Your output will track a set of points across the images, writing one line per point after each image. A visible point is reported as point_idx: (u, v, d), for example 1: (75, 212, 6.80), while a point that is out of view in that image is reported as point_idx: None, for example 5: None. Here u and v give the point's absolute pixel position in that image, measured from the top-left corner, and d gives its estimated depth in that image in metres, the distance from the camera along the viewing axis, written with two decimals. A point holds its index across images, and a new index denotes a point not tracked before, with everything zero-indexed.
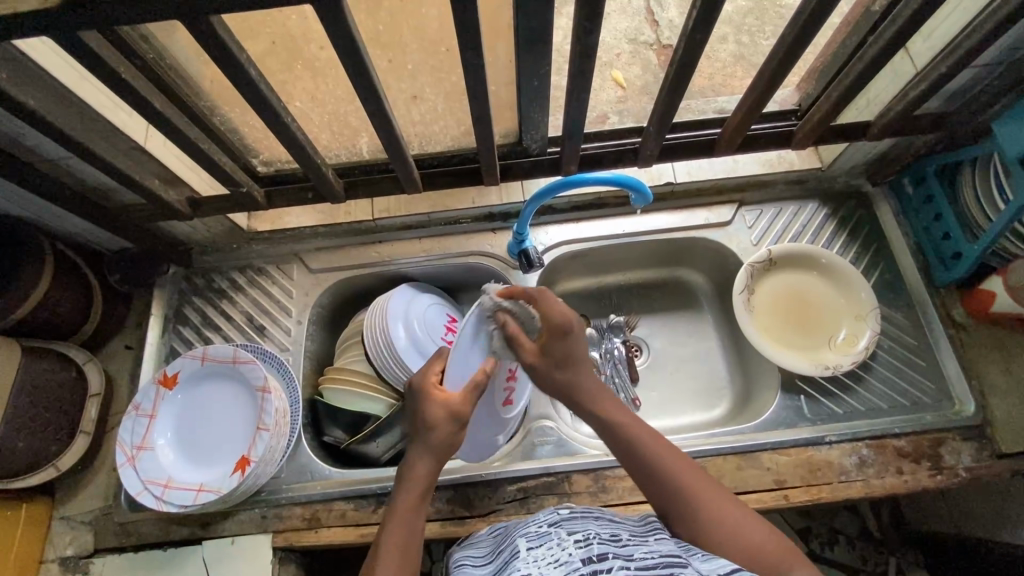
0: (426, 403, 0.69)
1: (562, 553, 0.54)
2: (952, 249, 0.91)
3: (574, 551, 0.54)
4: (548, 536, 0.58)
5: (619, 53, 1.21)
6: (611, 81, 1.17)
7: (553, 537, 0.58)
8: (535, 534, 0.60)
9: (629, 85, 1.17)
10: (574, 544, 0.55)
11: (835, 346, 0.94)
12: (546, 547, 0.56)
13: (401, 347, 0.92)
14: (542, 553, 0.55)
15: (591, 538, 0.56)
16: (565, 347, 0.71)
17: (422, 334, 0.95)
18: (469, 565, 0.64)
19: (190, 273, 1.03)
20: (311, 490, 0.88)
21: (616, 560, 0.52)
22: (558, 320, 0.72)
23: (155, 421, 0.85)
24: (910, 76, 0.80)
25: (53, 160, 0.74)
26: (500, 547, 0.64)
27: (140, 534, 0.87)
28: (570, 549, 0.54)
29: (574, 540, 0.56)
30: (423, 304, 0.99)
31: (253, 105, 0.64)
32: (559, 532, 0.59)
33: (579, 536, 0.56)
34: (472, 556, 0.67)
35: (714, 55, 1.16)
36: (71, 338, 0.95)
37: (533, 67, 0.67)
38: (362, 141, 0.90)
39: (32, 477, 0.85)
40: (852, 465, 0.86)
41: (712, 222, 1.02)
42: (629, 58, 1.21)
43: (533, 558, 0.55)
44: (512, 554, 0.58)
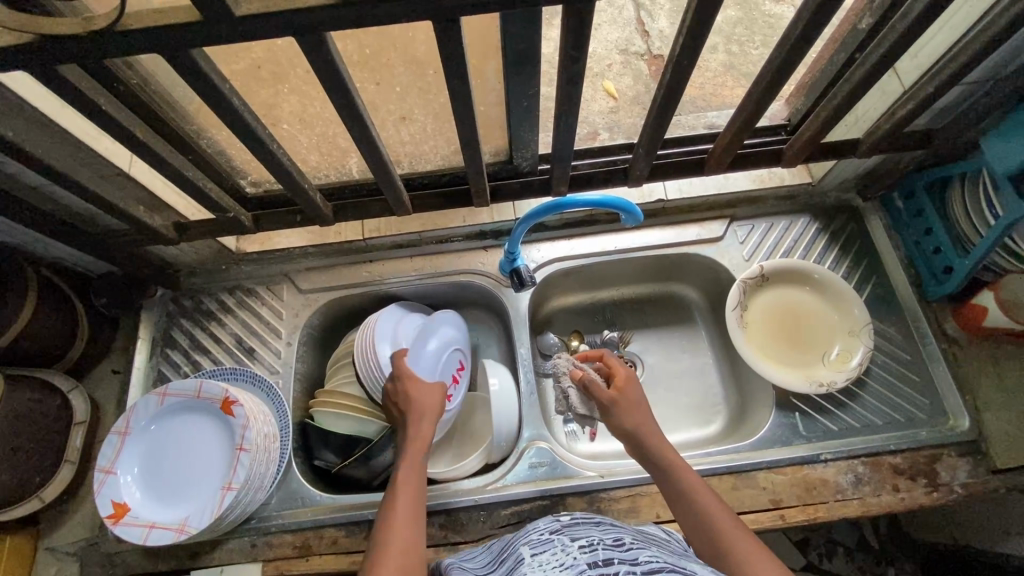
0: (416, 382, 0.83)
1: (567, 558, 0.54)
2: (943, 263, 0.91)
3: (579, 556, 0.53)
4: (552, 543, 0.58)
5: (610, 64, 1.22)
6: (603, 91, 1.17)
7: (557, 543, 0.58)
8: (539, 542, 0.60)
9: (621, 95, 1.17)
10: (579, 549, 0.54)
11: (829, 362, 0.93)
12: (551, 553, 0.56)
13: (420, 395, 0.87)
14: (547, 558, 0.55)
15: (595, 544, 0.56)
16: (632, 392, 0.79)
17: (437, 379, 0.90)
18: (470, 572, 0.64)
19: (178, 294, 1.01)
20: (300, 516, 0.86)
21: (621, 564, 0.50)
22: (629, 379, 0.81)
23: (103, 487, 0.80)
24: (897, 94, 0.80)
25: (35, 187, 0.72)
26: (501, 556, 0.64)
27: (128, 564, 0.85)
28: (576, 554, 0.54)
29: (578, 545, 0.55)
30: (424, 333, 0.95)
31: (239, 134, 0.63)
32: (562, 538, 0.59)
33: (584, 542, 0.56)
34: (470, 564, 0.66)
35: (705, 64, 1.16)
36: (57, 365, 0.93)
37: (523, 89, 0.67)
38: (351, 161, 0.89)
39: (15, 510, 0.83)
40: (848, 483, 0.85)
41: (705, 238, 1.02)
42: (621, 69, 1.21)
43: (538, 563, 0.55)
44: (516, 561, 0.58)
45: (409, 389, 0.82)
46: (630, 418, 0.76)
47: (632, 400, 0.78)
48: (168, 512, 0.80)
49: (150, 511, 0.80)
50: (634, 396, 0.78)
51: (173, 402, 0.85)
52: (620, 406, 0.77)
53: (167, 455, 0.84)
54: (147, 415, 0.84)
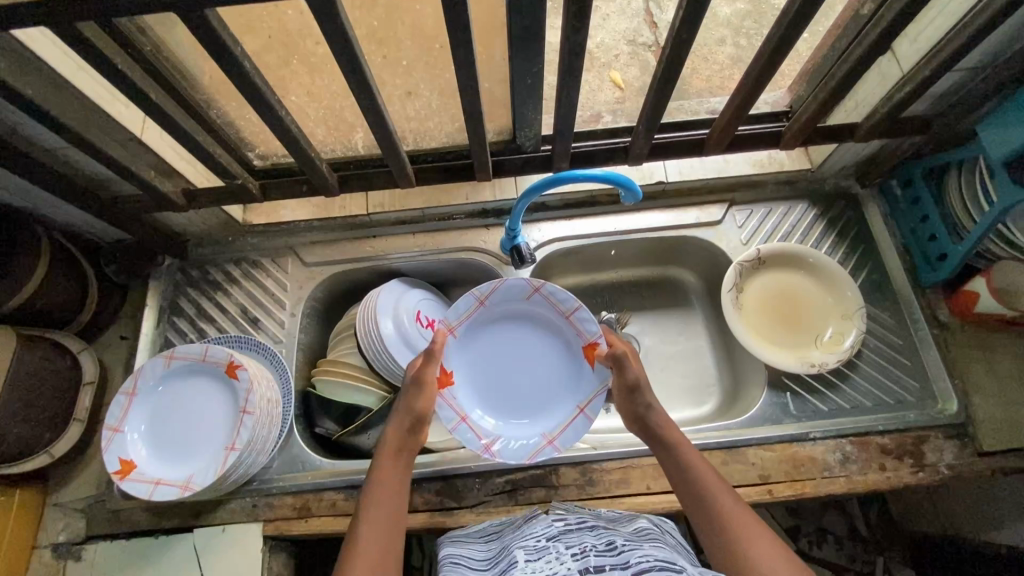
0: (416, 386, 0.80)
1: (560, 567, 0.59)
2: (938, 250, 0.92)
3: (572, 565, 0.58)
4: (546, 550, 0.63)
5: (618, 54, 1.22)
6: (610, 82, 1.19)
7: (550, 550, 0.62)
8: (533, 547, 0.64)
9: (627, 86, 1.18)
10: (571, 558, 0.59)
11: (822, 344, 0.95)
12: (545, 561, 0.61)
13: (590, 361, 0.90)
14: (541, 565, 0.60)
15: (587, 550, 0.61)
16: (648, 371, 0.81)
17: (558, 341, 0.92)
18: (464, 564, 0.68)
19: (186, 264, 1.04)
20: (301, 479, 0.89)
21: (613, 570, 0.56)
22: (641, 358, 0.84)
23: (111, 444, 0.82)
24: (895, 78, 0.81)
25: (51, 150, 0.75)
26: (499, 552, 0.68)
27: (133, 521, 0.88)
28: (568, 562, 0.59)
29: (571, 554, 0.60)
30: (531, 284, 0.89)
31: (250, 98, 0.65)
32: (556, 546, 0.63)
33: (576, 550, 0.61)
34: (465, 557, 0.70)
35: (711, 56, 1.18)
36: (68, 327, 0.96)
37: (527, 66, 0.69)
38: (357, 136, 0.91)
39: (27, 463, 0.85)
40: (836, 461, 0.87)
41: (703, 221, 1.03)
42: (628, 59, 1.22)
43: (531, 570, 0.59)
44: (511, 564, 0.62)
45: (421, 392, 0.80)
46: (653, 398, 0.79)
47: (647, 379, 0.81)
48: (173, 470, 0.83)
49: (156, 469, 0.83)
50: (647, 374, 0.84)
51: (180, 364, 0.87)
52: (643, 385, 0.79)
53: (173, 416, 0.86)
54: (154, 376, 0.87)
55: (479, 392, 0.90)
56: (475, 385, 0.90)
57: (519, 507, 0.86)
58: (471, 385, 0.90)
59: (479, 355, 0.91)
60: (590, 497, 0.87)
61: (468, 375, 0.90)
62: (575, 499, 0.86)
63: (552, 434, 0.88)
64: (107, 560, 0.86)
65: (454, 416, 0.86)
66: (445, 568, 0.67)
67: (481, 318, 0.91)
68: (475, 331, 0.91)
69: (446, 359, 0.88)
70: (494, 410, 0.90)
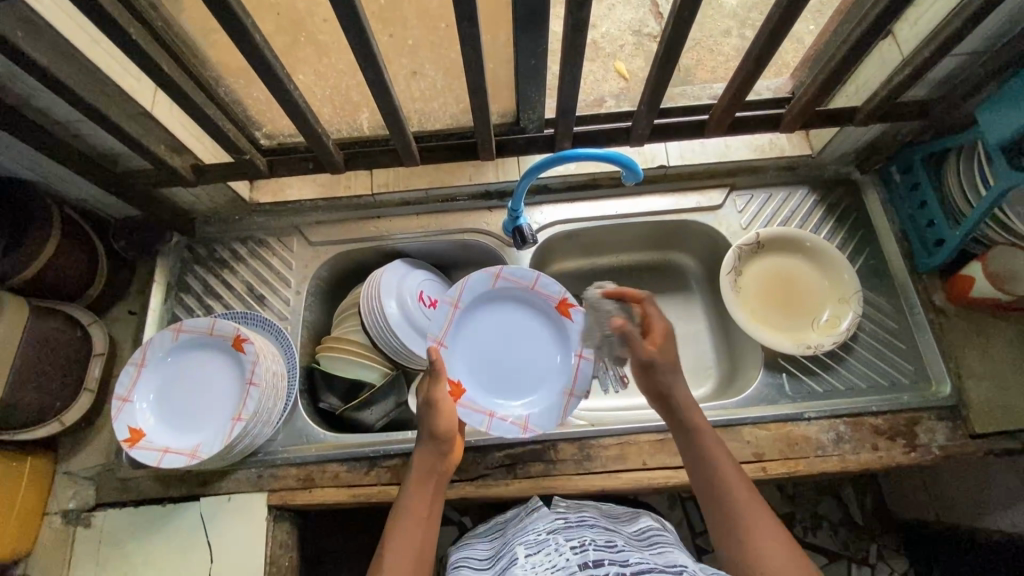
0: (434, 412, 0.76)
1: (560, 559, 0.61)
2: (935, 236, 0.93)
3: (570, 557, 0.60)
4: (546, 544, 0.66)
5: (623, 45, 1.21)
6: (614, 72, 1.19)
7: (550, 544, 0.65)
8: (533, 541, 0.67)
9: (632, 77, 1.18)
10: (571, 551, 0.61)
11: (818, 327, 0.96)
12: (544, 554, 0.64)
13: (567, 315, 0.95)
14: (540, 559, 0.63)
15: (586, 544, 0.62)
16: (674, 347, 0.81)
17: (535, 312, 0.96)
18: (469, 567, 0.73)
19: (193, 242, 1.05)
20: (305, 452, 0.91)
21: (611, 565, 0.56)
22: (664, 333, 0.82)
23: (120, 414, 0.84)
24: (895, 62, 0.82)
25: (63, 122, 0.76)
26: (500, 552, 0.72)
27: (140, 490, 0.90)
28: (568, 555, 0.60)
29: (570, 547, 0.62)
30: (490, 271, 0.93)
31: (260, 69, 0.67)
32: (555, 539, 0.66)
33: (575, 543, 0.63)
34: (472, 558, 0.75)
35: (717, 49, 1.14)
36: (78, 300, 0.97)
37: (531, 45, 0.70)
38: (362, 116, 0.93)
39: (38, 430, 0.87)
40: (829, 440, 0.89)
41: (704, 205, 1.04)
42: (633, 50, 1.20)
43: (531, 565, 0.62)
44: (512, 561, 0.66)
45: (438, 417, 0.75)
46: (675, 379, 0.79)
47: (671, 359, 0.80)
48: (180, 439, 0.85)
49: (164, 438, 0.85)
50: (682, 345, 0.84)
51: (188, 338, 0.89)
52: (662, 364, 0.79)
53: (181, 388, 0.88)
54: (163, 349, 0.89)
55: (491, 386, 0.92)
56: (479, 382, 0.92)
57: (518, 480, 0.88)
58: (481, 381, 0.92)
59: (474, 354, 0.93)
60: (587, 472, 0.89)
61: (474, 373, 0.92)
62: (573, 474, 0.88)
63: (570, 386, 0.92)
64: (116, 527, 0.88)
65: (483, 417, 0.88)
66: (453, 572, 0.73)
67: (460, 318, 0.93)
68: (462, 332, 0.93)
69: (450, 369, 0.90)
70: (506, 392, 0.92)
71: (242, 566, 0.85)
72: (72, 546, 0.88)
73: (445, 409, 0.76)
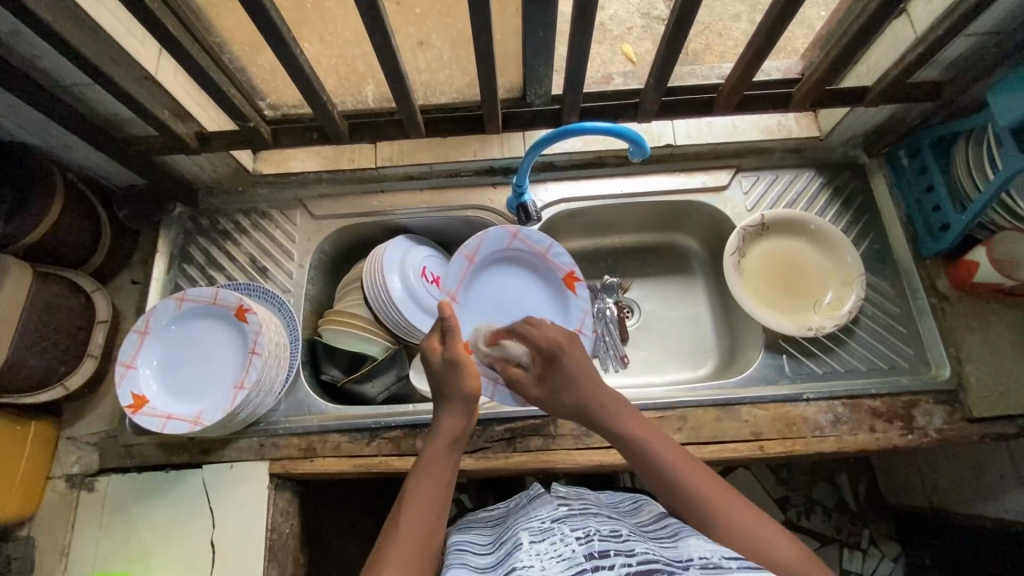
0: (455, 367, 0.76)
1: (566, 549, 0.59)
2: (941, 220, 0.93)
3: (577, 548, 0.59)
4: (552, 531, 0.63)
5: (630, 27, 1.15)
6: (621, 55, 1.15)
7: (556, 532, 0.63)
8: (538, 528, 0.65)
9: (639, 60, 1.13)
10: (577, 541, 0.60)
11: (820, 309, 0.96)
12: (549, 542, 0.61)
13: (572, 289, 1.00)
14: (545, 547, 0.60)
15: (591, 535, 0.61)
16: (557, 371, 0.78)
17: (540, 279, 1.00)
18: (469, 551, 0.69)
19: (197, 213, 1.05)
20: (307, 422, 0.92)
21: (617, 556, 0.57)
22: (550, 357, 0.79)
23: (124, 380, 0.85)
24: (907, 41, 0.81)
25: (66, 85, 0.75)
26: (501, 538, 0.69)
27: (144, 456, 0.91)
28: (574, 546, 0.59)
29: (576, 537, 0.61)
30: (509, 230, 0.96)
31: (267, 32, 0.66)
32: (561, 528, 0.63)
33: (581, 533, 0.61)
34: (471, 543, 0.71)
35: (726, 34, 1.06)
36: (81, 268, 0.97)
37: (539, 15, 0.70)
38: (367, 87, 0.92)
39: (42, 394, 0.88)
40: (827, 421, 0.89)
41: (710, 186, 1.04)
42: (641, 33, 1.15)
43: (536, 552, 0.60)
44: (513, 546, 0.63)
45: (461, 375, 0.76)
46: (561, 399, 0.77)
47: (552, 385, 0.79)
48: (183, 407, 0.85)
49: (167, 404, 0.85)
50: (574, 353, 0.80)
51: (191, 306, 0.89)
52: (545, 395, 0.80)
53: (183, 355, 0.88)
54: (166, 317, 0.89)
55: None
56: (487, 344, 0.94)
57: (517, 454, 0.89)
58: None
59: (482, 314, 0.96)
60: (586, 447, 0.90)
61: (482, 336, 0.94)
62: (572, 449, 0.89)
63: None
64: (120, 491, 0.90)
65: (487, 383, 0.90)
66: (450, 555, 0.69)
67: (473, 272, 0.95)
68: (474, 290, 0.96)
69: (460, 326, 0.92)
70: None
71: (244, 533, 0.87)
72: (77, 510, 0.89)
73: (468, 365, 0.76)
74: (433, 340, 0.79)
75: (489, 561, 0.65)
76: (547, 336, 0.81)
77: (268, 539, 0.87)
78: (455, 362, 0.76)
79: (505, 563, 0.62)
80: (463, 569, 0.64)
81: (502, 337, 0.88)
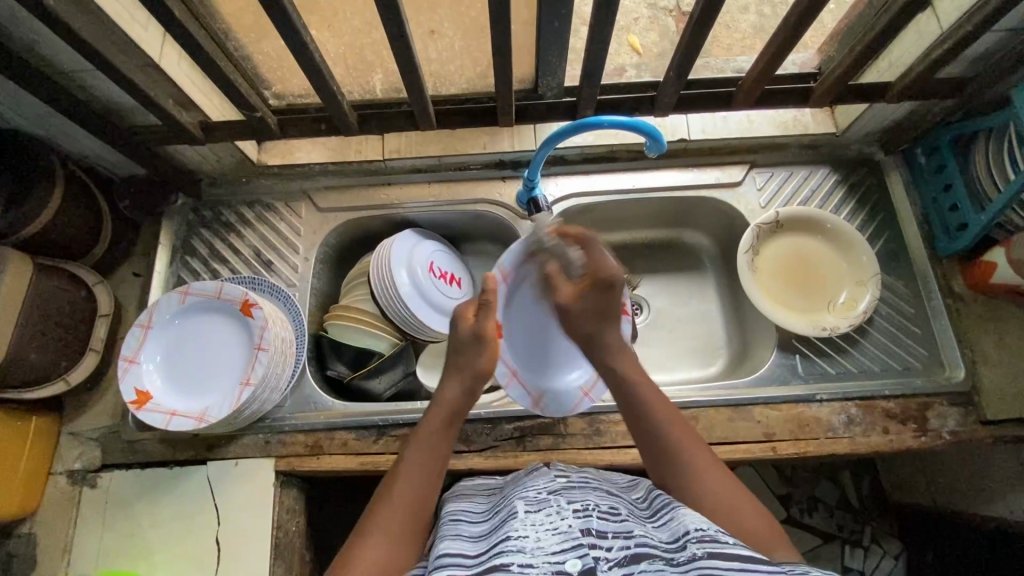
0: (472, 342, 0.75)
1: (561, 522, 0.59)
2: (959, 220, 0.91)
3: (573, 522, 0.58)
4: (548, 503, 0.63)
5: (637, 18, 1.12)
6: (627, 45, 1.10)
7: (552, 504, 0.62)
8: (533, 499, 0.64)
9: (646, 51, 1.09)
10: (573, 515, 0.59)
11: (835, 309, 0.95)
12: (545, 513, 0.61)
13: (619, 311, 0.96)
14: (541, 518, 0.60)
15: (589, 510, 0.60)
16: (603, 299, 0.78)
17: None
18: (465, 520, 0.67)
19: (199, 205, 1.03)
20: (313, 419, 0.90)
21: (615, 539, 0.56)
22: (608, 285, 0.78)
23: (127, 375, 0.83)
24: (933, 36, 0.79)
25: (67, 72, 0.73)
26: (497, 506, 0.68)
27: (147, 452, 0.90)
28: (570, 519, 0.59)
29: (573, 510, 0.60)
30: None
31: (278, 20, 0.64)
32: (558, 500, 0.63)
33: (578, 507, 0.61)
34: (468, 512, 0.69)
35: (733, 25, 1.04)
36: (82, 260, 0.95)
37: (557, 5, 0.67)
38: (376, 77, 0.89)
39: (43, 390, 0.86)
40: (840, 423, 0.88)
41: (723, 182, 1.02)
42: (648, 24, 1.12)
43: (532, 522, 0.59)
44: (510, 515, 0.62)
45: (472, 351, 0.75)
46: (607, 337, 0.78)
47: (596, 311, 0.79)
48: (186, 403, 0.84)
49: (171, 401, 0.84)
50: (619, 289, 0.79)
51: (195, 301, 0.88)
52: (574, 316, 0.79)
53: (187, 347, 0.87)
54: (170, 311, 0.87)
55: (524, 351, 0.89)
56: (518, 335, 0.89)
57: (527, 454, 0.88)
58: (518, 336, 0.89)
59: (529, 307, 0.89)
60: (596, 447, 0.88)
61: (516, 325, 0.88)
62: (582, 448, 0.88)
63: (587, 386, 0.90)
64: (123, 487, 0.88)
65: (505, 371, 0.87)
66: (445, 525, 0.66)
67: None
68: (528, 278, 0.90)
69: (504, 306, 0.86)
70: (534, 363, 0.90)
71: (249, 531, 0.85)
72: (79, 506, 0.88)
73: (492, 346, 0.75)
74: (466, 316, 0.78)
75: (482, 527, 0.64)
76: (609, 265, 0.79)
77: (273, 536, 0.86)
78: (482, 339, 0.75)
79: (498, 531, 0.61)
80: (457, 539, 0.62)
81: (570, 238, 0.82)
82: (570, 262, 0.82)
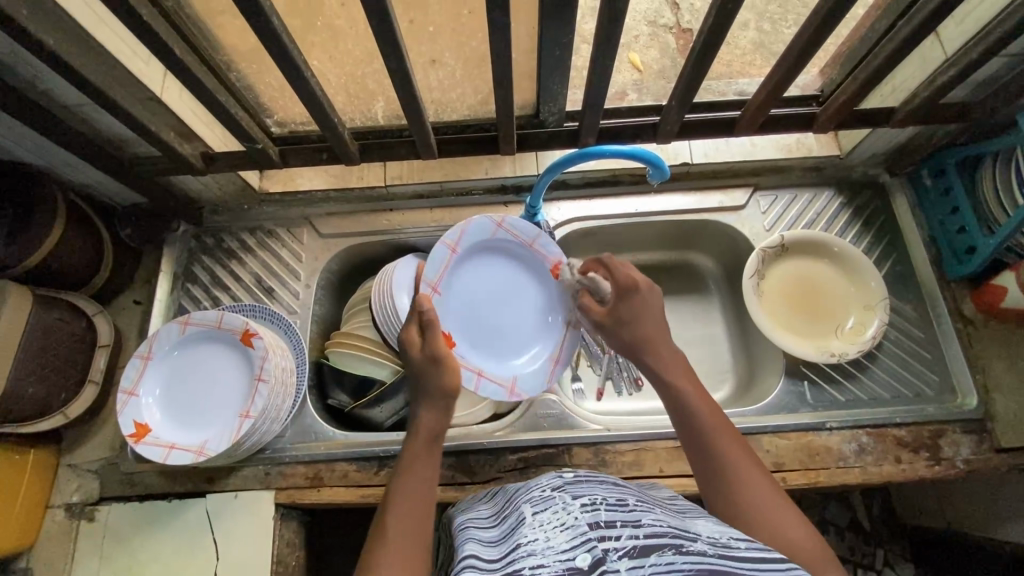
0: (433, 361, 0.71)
1: (569, 518, 0.53)
2: (967, 243, 0.90)
3: (581, 516, 0.53)
4: (553, 500, 0.57)
5: (637, 35, 1.13)
6: (628, 63, 1.09)
7: (557, 500, 0.56)
8: (539, 498, 0.58)
9: (646, 68, 1.09)
10: (580, 508, 0.54)
11: (843, 335, 0.94)
12: (552, 512, 0.55)
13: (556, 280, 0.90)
14: (548, 517, 0.55)
15: (597, 502, 0.55)
16: (630, 304, 0.74)
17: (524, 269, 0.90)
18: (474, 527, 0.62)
19: (200, 231, 1.03)
20: (314, 449, 0.89)
21: (625, 527, 0.50)
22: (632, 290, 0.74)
23: (126, 407, 0.82)
24: (937, 62, 0.79)
25: (69, 106, 0.73)
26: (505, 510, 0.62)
27: (146, 485, 0.88)
28: (578, 514, 0.53)
29: (580, 504, 0.54)
30: (494, 220, 0.86)
31: (279, 55, 0.64)
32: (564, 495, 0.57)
33: (585, 500, 0.55)
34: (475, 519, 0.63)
35: (733, 43, 1.04)
36: (82, 290, 0.95)
37: (557, 36, 0.68)
38: (377, 105, 0.90)
39: (43, 422, 0.85)
40: (851, 451, 0.86)
41: (727, 205, 1.01)
42: (648, 41, 1.12)
43: (539, 524, 0.54)
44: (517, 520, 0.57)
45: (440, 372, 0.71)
46: (642, 329, 0.73)
47: (623, 318, 0.74)
48: (185, 435, 0.83)
49: (171, 433, 0.83)
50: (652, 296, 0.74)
51: (194, 331, 0.87)
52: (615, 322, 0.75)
53: (186, 378, 0.86)
54: (168, 342, 0.86)
55: (484, 344, 0.88)
56: (471, 337, 0.87)
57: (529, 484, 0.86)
58: (472, 335, 0.87)
59: (470, 305, 0.88)
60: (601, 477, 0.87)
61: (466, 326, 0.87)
62: None
63: (554, 354, 0.90)
64: (120, 520, 0.87)
65: (471, 375, 0.84)
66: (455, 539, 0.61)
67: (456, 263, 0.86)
68: (458, 279, 0.87)
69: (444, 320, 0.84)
70: (496, 351, 0.89)
71: (247, 566, 0.84)
72: (77, 541, 0.87)
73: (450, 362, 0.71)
74: (412, 336, 0.73)
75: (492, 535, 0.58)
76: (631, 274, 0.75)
77: (274, 570, 0.84)
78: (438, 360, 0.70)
79: (509, 540, 0.55)
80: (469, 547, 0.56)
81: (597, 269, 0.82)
82: (601, 290, 0.81)
